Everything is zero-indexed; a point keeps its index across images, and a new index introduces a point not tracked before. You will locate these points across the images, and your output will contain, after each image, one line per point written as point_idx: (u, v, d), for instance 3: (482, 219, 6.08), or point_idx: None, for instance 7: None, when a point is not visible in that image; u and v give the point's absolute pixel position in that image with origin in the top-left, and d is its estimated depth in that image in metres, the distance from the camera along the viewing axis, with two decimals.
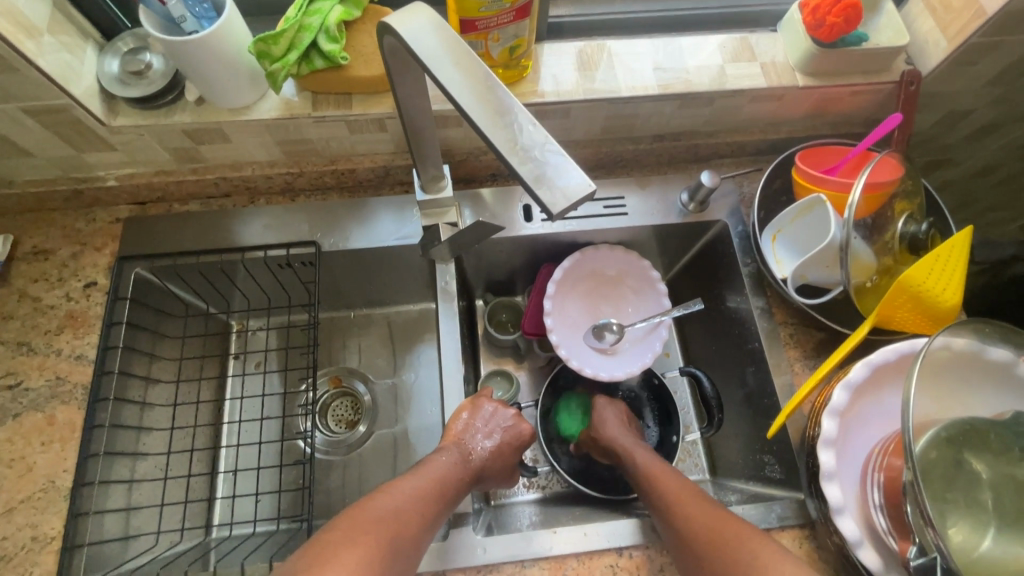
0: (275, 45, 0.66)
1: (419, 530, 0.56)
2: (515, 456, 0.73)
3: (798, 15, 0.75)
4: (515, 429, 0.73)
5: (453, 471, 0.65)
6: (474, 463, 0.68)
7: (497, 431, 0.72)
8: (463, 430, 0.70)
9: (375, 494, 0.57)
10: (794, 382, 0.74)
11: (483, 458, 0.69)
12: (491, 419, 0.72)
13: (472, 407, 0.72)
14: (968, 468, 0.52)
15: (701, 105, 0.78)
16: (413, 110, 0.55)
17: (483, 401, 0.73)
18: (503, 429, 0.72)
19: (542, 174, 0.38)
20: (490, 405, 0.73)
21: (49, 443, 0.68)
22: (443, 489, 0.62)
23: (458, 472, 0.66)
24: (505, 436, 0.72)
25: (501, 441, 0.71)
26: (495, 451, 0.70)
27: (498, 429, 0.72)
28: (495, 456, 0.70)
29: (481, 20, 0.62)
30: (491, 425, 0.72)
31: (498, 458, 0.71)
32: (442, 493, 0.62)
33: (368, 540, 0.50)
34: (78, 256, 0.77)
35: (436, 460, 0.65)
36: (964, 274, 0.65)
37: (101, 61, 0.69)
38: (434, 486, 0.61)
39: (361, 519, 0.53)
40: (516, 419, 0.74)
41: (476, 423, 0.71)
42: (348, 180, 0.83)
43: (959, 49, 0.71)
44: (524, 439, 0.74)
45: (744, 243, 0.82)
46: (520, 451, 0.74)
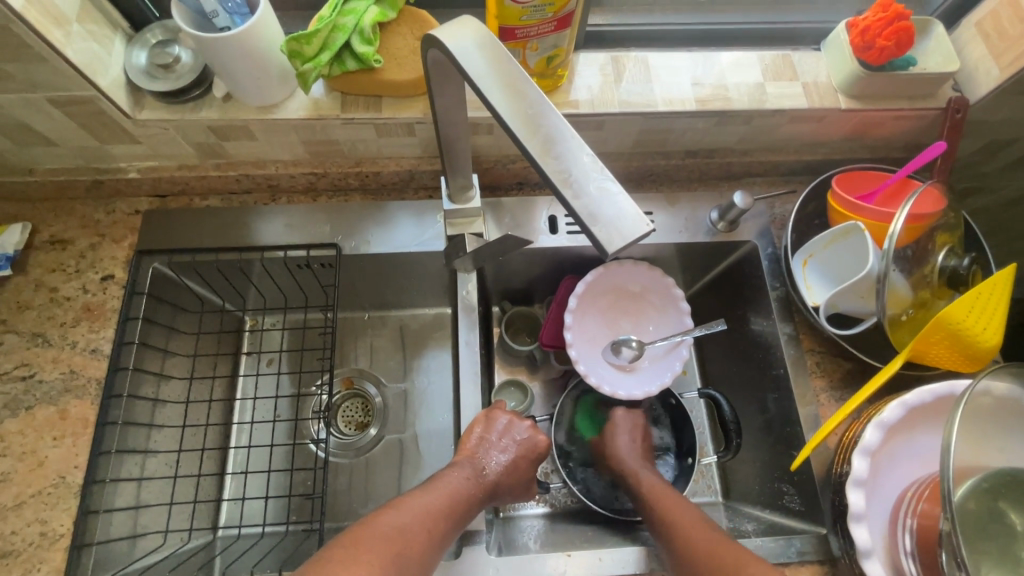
0: (308, 45, 0.64)
1: (426, 550, 0.55)
2: (530, 472, 0.71)
3: (845, 35, 0.73)
4: (532, 443, 0.71)
5: (467, 488, 0.63)
6: (489, 479, 0.66)
7: (512, 445, 0.69)
8: (477, 445, 0.68)
9: (385, 511, 0.55)
10: (820, 414, 0.72)
11: (496, 473, 0.67)
12: (506, 432, 0.70)
13: (485, 421, 0.70)
14: (1006, 520, 0.50)
15: (739, 123, 0.75)
16: (448, 119, 0.54)
17: (500, 413, 0.72)
18: (518, 443, 0.70)
19: (594, 210, 0.36)
20: (506, 417, 0.71)
21: (61, 437, 0.67)
22: (456, 507, 0.60)
23: (472, 488, 0.64)
24: (520, 451, 0.70)
25: (515, 455, 0.69)
26: (510, 467, 0.68)
27: (512, 444, 0.69)
28: (510, 472, 0.68)
29: (521, 28, 0.60)
30: (507, 438, 0.70)
31: (512, 474, 0.69)
32: (454, 511, 0.60)
33: (371, 559, 0.49)
34: (96, 248, 0.76)
35: (451, 475, 0.63)
36: (1005, 313, 0.63)
37: (129, 52, 0.67)
38: (445, 503, 0.59)
39: (364, 538, 0.51)
40: (531, 431, 0.72)
41: (490, 437, 0.69)
42: (371, 183, 0.81)
43: (1012, 79, 0.69)
44: (541, 454, 0.71)
45: (773, 265, 0.80)
46: (534, 467, 0.71)
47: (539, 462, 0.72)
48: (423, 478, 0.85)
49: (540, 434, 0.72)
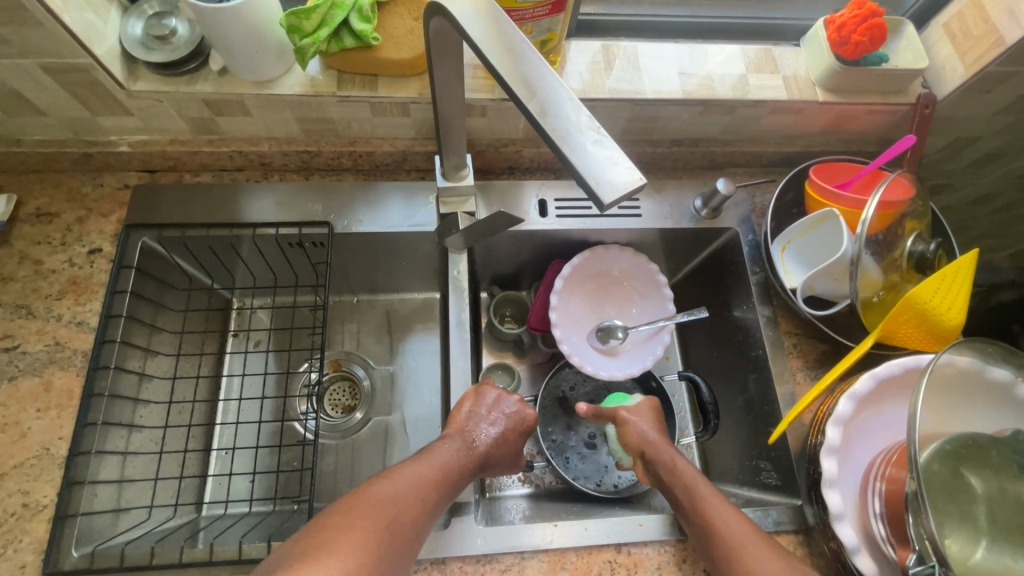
0: (306, 20, 0.65)
1: (418, 516, 0.55)
2: (516, 446, 0.72)
3: (823, 31, 0.77)
4: (519, 418, 0.72)
5: (457, 460, 0.64)
6: (478, 452, 0.67)
7: (498, 419, 0.71)
8: (467, 418, 0.70)
9: (377, 480, 0.56)
10: (796, 392, 0.75)
11: (485, 447, 0.68)
12: (495, 407, 0.72)
13: (475, 396, 0.72)
14: (966, 481, 0.53)
15: (723, 113, 0.79)
16: (446, 94, 0.55)
17: (488, 391, 0.73)
18: (506, 418, 0.71)
19: (591, 164, 0.38)
20: (494, 393, 0.73)
21: (45, 409, 0.67)
22: (446, 478, 0.61)
23: (462, 460, 0.65)
24: (507, 425, 0.71)
25: (502, 429, 0.70)
26: (498, 440, 0.69)
27: (502, 416, 0.71)
28: (499, 446, 0.69)
29: (517, 11, 0.62)
30: (495, 413, 0.71)
31: (501, 446, 0.70)
32: (445, 481, 0.61)
33: (364, 524, 0.49)
34: (83, 221, 0.76)
35: (441, 448, 0.64)
36: (969, 294, 0.66)
37: (125, 23, 0.67)
38: (436, 475, 0.60)
39: (359, 504, 0.52)
40: (520, 405, 0.73)
41: (479, 411, 0.71)
42: (364, 163, 0.82)
43: (976, 76, 0.73)
44: (528, 427, 0.73)
45: (754, 252, 0.83)
46: (522, 440, 0.73)
47: (526, 434, 0.73)
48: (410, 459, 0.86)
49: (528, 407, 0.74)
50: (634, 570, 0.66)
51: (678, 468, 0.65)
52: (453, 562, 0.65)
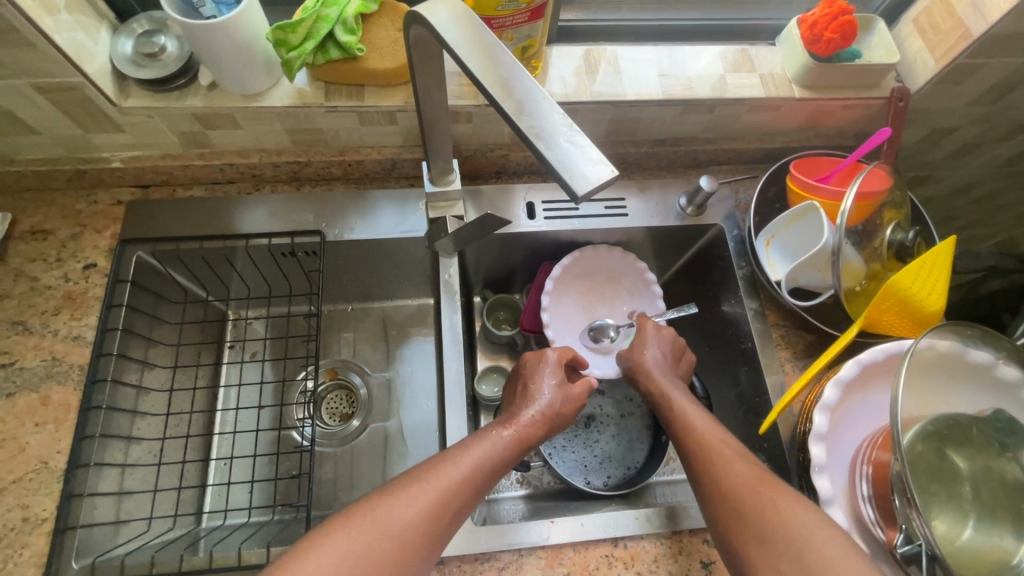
0: (292, 33, 0.67)
1: (441, 519, 0.52)
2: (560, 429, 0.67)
3: (796, 30, 0.79)
4: (567, 397, 0.66)
5: (506, 448, 0.60)
6: (526, 437, 0.61)
7: (545, 400, 0.65)
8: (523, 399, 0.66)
9: (402, 492, 0.52)
10: (785, 382, 0.76)
11: (530, 432, 0.62)
12: (545, 387, 0.66)
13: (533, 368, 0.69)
14: (950, 461, 0.55)
15: (703, 112, 0.81)
16: (430, 100, 0.57)
17: (539, 366, 0.69)
18: (553, 400, 0.66)
19: (565, 158, 0.39)
20: (554, 356, 0.70)
21: (43, 423, 0.67)
22: (489, 470, 0.58)
23: (509, 446, 0.60)
24: (554, 408, 0.65)
25: (548, 411, 0.65)
26: (543, 423, 0.64)
27: (552, 398, 0.65)
28: (546, 426, 0.64)
29: (497, 19, 0.63)
30: (544, 392, 0.66)
31: (546, 429, 0.64)
32: (489, 472, 0.57)
33: (360, 540, 0.48)
34: (78, 237, 0.77)
35: (488, 437, 0.59)
36: (948, 280, 0.68)
37: (115, 41, 0.69)
38: (479, 469, 0.57)
39: (365, 513, 0.50)
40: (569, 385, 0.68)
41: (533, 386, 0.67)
42: (354, 172, 0.83)
43: (946, 69, 0.75)
44: (577, 404, 0.67)
45: (739, 246, 0.84)
46: (570, 418, 0.68)
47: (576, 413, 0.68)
48: (409, 465, 0.86)
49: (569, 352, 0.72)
50: (631, 564, 0.66)
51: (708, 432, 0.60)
52: (452, 561, 0.66)
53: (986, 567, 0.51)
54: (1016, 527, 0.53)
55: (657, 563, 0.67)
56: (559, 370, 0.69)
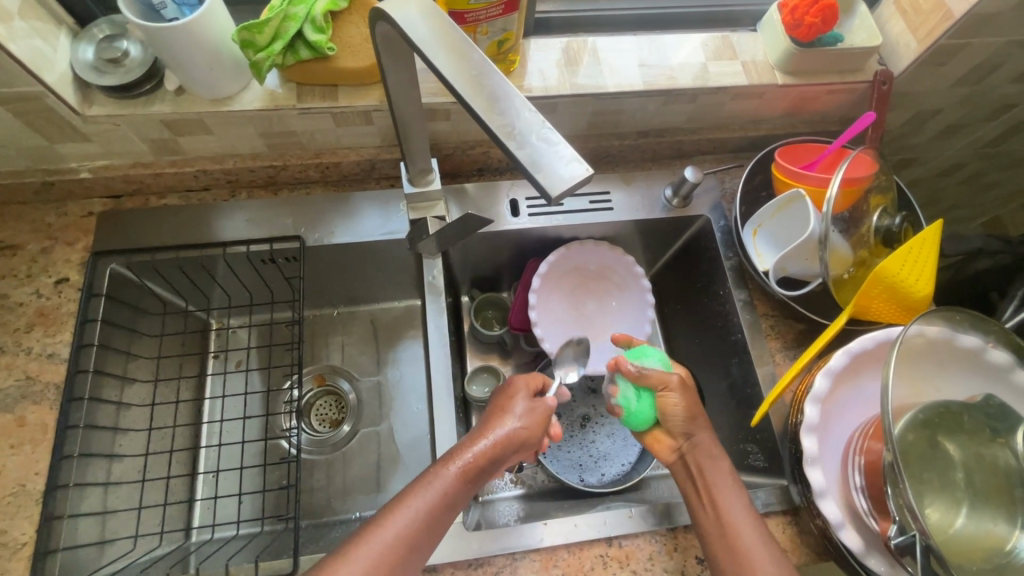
0: (259, 34, 0.65)
1: None
2: (526, 451, 0.61)
3: (777, 16, 0.77)
4: (530, 420, 0.60)
5: (452, 486, 0.54)
6: (475, 472, 0.56)
7: (501, 424, 0.59)
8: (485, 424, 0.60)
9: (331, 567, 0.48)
10: (776, 372, 0.76)
11: (482, 460, 0.56)
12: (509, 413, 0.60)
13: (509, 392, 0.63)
14: (942, 449, 0.54)
15: (685, 101, 0.79)
16: (402, 99, 0.55)
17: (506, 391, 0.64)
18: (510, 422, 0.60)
19: (539, 157, 0.38)
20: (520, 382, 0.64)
21: (19, 445, 0.65)
22: (434, 514, 0.53)
23: (455, 482, 0.55)
24: (512, 431, 0.59)
25: (505, 437, 0.58)
26: (498, 450, 0.58)
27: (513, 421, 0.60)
28: (505, 455, 0.58)
29: (470, 12, 0.62)
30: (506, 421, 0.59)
31: (503, 455, 0.58)
32: (433, 517, 0.53)
33: None
34: (48, 252, 0.74)
35: (427, 478, 0.54)
36: (936, 265, 0.67)
37: (75, 48, 0.67)
38: (418, 517, 0.52)
39: None
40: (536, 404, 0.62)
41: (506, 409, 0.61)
42: (332, 174, 0.81)
43: (929, 50, 0.74)
44: (543, 422, 0.62)
45: (726, 237, 0.83)
46: (538, 439, 0.62)
47: (543, 432, 0.62)
48: (402, 470, 0.85)
49: (538, 378, 0.66)
50: (626, 563, 0.66)
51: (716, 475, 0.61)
52: (446, 568, 0.65)
53: (980, 555, 0.51)
54: (1010, 514, 0.53)
55: (652, 561, 0.66)
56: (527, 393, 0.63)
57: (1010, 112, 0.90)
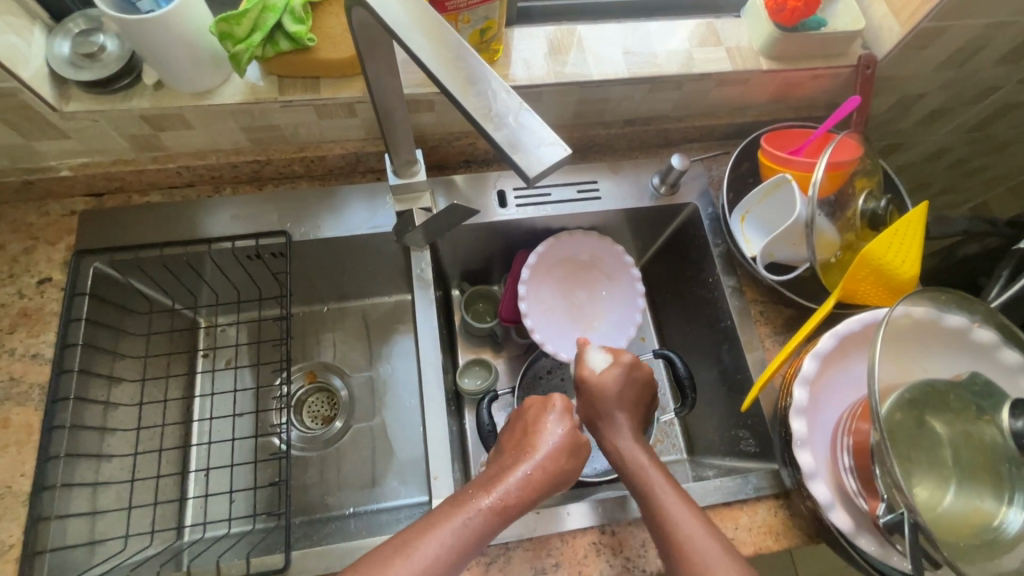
0: (237, 26, 0.64)
1: None
2: (561, 487, 0.58)
3: (760, 1, 0.77)
4: (572, 448, 0.58)
5: (489, 516, 0.51)
6: (512, 502, 0.53)
7: (540, 457, 0.56)
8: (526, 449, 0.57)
9: None
10: (766, 357, 0.76)
11: (517, 497, 0.53)
12: (552, 438, 0.57)
13: (546, 409, 0.60)
14: (929, 428, 0.54)
15: (671, 89, 0.79)
16: (383, 88, 0.55)
17: (545, 413, 0.60)
18: (549, 455, 0.56)
19: (517, 140, 0.38)
20: (562, 405, 0.60)
21: (4, 446, 0.65)
22: (461, 550, 0.50)
23: (489, 517, 0.51)
24: (550, 466, 0.56)
25: (546, 467, 0.55)
26: (535, 486, 0.54)
27: (555, 448, 0.57)
28: (545, 486, 0.55)
29: (451, 1, 0.61)
30: (548, 447, 0.56)
31: (538, 492, 0.55)
32: (462, 554, 0.49)
33: None
34: (30, 251, 0.73)
35: (461, 508, 0.51)
36: (921, 246, 0.67)
37: (51, 43, 0.66)
38: (448, 553, 0.49)
39: None
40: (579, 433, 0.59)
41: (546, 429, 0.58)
42: (318, 168, 0.81)
43: (912, 33, 0.74)
44: (581, 456, 0.58)
45: (714, 224, 0.83)
46: (574, 474, 0.58)
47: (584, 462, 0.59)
48: (395, 464, 0.85)
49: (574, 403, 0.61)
50: (619, 550, 0.66)
51: (653, 492, 0.57)
52: None
53: (967, 531, 0.52)
54: (996, 489, 0.53)
55: (645, 547, 0.66)
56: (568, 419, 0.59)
57: (994, 95, 0.90)
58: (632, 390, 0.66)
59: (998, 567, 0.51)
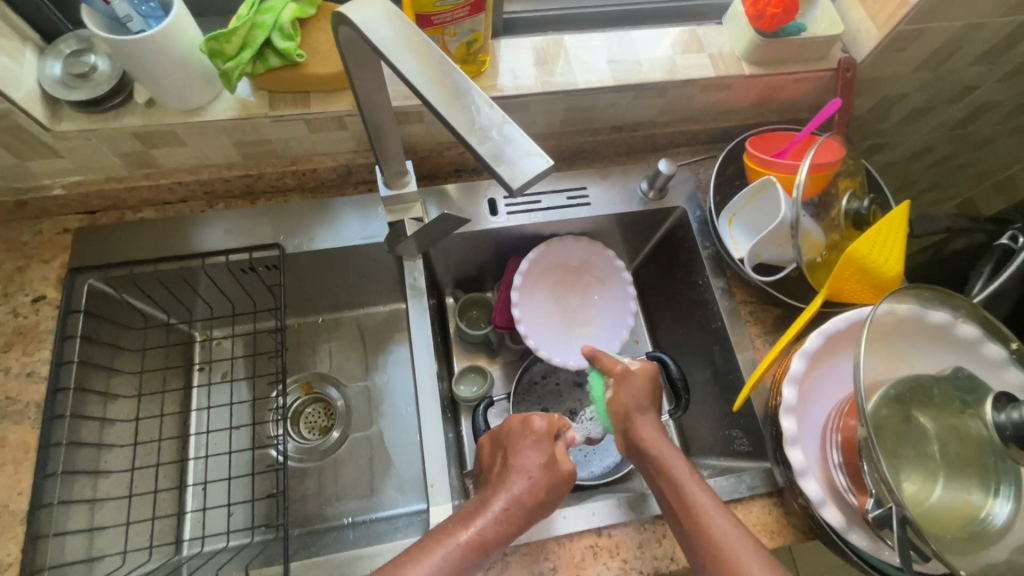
0: (228, 44, 0.65)
1: None
2: (540, 518, 0.57)
3: (741, 8, 0.79)
4: (551, 474, 0.57)
5: (466, 550, 0.51)
6: (489, 535, 0.52)
7: (518, 489, 0.55)
8: (504, 477, 0.57)
9: None
10: (756, 357, 0.77)
11: (496, 531, 0.53)
12: (529, 463, 0.57)
13: (523, 425, 0.61)
14: (915, 423, 0.55)
15: (656, 95, 0.81)
16: (372, 102, 0.56)
17: (522, 443, 0.59)
18: (525, 488, 0.56)
19: (500, 152, 0.39)
20: (541, 427, 0.60)
21: (1, 465, 0.65)
22: None
23: (468, 552, 0.51)
24: (529, 496, 0.55)
25: (523, 496, 0.55)
26: (512, 519, 0.54)
27: (534, 471, 0.57)
28: (522, 517, 0.55)
29: (436, 15, 0.63)
30: (525, 474, 0.56)
31: (516, 525, 0.54)
32: None
33: None
34: (24, 270, 0.74)
35: (441, 541, 0.51)
36: (904, 245, 0.69)
37: (42, 64, 0.67)
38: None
39: None
40: (552, 456, 0.59)
41: (523, 450, 0.59)
42: (309, 181, 0.82)
43: (889, 36, 0.76)
44: (559, 486, 0.58)
45: (702, 227, 0.84)
46: (552, 504, 0.58)
47: (563, 487, 0.58)
48: (393, 473, 0.85)
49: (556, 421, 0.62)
50: (616, 552, 0.67)
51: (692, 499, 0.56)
52: None
53: (956, 523, 0.53)
54: (984, 482, 0.54)
55: (642, 549, 0.67)
56: (545, 444, 0.59)
57: (972, 94, 0.92)
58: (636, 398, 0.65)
59: (987, 558, 0.52)
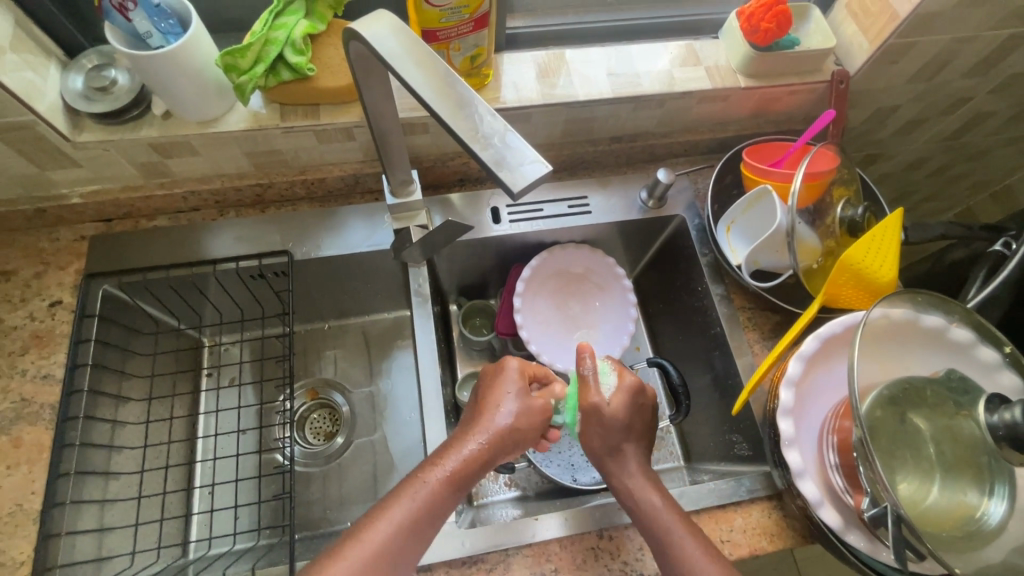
0: (242, 58, 0.68)
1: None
2: (514, 450, 0.62)
3: (736, 23, 0.81)
4: (526, 411, 0.62)
5: (443, 486, 0.56)
6: (466, 468, 0.57)
7: (491, 425, 0.60)
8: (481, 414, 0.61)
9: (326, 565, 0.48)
10: (755, 362, 0.78)
11: (472, 464, 0.58)
12: (504, 402, 0.62)
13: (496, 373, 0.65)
14: (909, 424, 0.56)
15: (654, 107, 0.83)
16: (379, 113, 0.58)
17: (495, 384, 0.64)
18: (498, 423, 0.60)
19: (502, 158, 0.41)
20: (515, 370, 0.64)
21: (15, 466, 0.66)
22: (423, 520, 0.54)
23: (443, 488, 0.56)
24: (504, 428, 0.60)
25: (497, 430, 0.60)
26: (488, 452, 0.59)
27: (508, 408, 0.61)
28: (497, 448, 0.59)
29: (442, 30, 0.65)
30: (500, 412, 0.61)
31: (490, 457, 0.59)
32: (422, 523, 0.53)
33: None
34: (41, 276, 0.76)
35: (412, 485, 0.55)
36: (899, 251, 0.70)
37: (65, 77, 0.70)
38: (402, 531, 0.52)
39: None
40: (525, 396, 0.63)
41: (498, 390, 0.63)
42: (318, 190, 0.84)
43: (880, 49, 0.78)
44: (534, 419, 0.63)
45: (701, 235, 0.86)
46: (528, 433, 0.63)
47: (537, 422, 0.63)
48: (396, 477, 0.87)
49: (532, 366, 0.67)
50: (617, 554, 0.67)
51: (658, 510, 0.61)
52: (442, 568, 0.66)
53: (952, 524, 0.53)
54: (979, 482, 0.55)
55: (641, 550, 0.68)
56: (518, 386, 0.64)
57: (965, 106, 0.94)
58: (638, 417, 0.68)
59: (982, 559, 0.53)
